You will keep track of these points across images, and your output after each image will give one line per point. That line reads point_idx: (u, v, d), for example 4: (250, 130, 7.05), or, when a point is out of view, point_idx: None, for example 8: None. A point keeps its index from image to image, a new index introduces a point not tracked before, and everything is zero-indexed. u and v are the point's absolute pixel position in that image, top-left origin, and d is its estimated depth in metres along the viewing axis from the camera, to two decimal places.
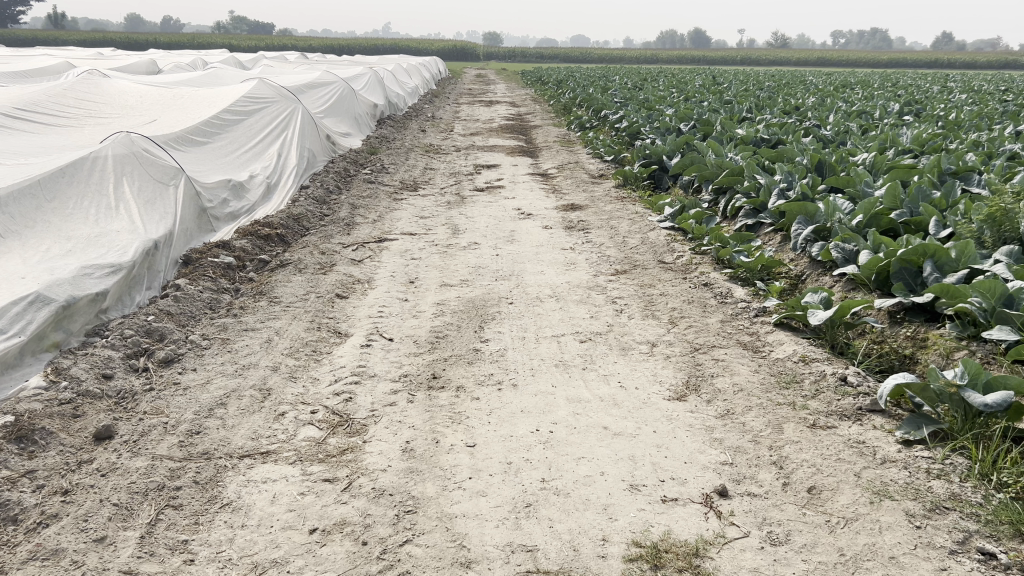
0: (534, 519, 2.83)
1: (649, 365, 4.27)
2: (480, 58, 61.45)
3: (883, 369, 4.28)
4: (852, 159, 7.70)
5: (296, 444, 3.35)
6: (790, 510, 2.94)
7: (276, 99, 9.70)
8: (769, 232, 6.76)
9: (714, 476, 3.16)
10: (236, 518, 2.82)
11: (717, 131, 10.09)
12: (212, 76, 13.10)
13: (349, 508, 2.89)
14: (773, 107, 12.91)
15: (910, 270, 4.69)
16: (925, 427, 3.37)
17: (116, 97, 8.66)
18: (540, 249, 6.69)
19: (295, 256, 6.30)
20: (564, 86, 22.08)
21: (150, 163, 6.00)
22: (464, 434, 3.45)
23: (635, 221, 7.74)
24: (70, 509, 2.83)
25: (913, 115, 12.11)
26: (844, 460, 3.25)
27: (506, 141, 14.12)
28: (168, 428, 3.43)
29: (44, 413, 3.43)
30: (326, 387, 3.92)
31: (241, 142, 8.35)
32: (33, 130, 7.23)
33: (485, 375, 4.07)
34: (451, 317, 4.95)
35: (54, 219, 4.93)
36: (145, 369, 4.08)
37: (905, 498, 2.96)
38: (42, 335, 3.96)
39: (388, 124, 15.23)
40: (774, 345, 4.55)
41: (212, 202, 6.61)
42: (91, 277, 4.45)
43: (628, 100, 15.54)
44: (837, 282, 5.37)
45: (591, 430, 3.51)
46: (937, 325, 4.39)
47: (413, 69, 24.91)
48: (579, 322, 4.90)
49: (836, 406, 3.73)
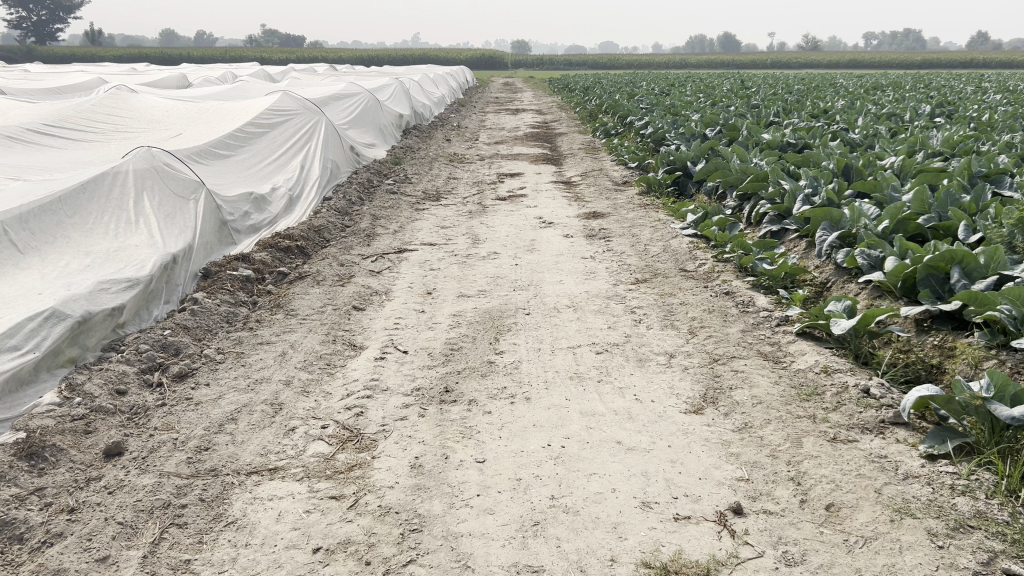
0: (542, 538, 2.77)
1: (666, 377, 4.19)
2: (508, 66, 61.61)
3: (909, 380, 4.16)
4: (880, 163, 7.56)
5: (304, 461, 3.32)
6: (807, 528, 2.84)
7: (300, 111, 9.74)
8: (793, 238, 6.64)
9: (729, 493, 3.07)
10: (241, 537, 2.79)
11: (742, 136, 9.97)
12: (239, 88, 13.23)
13: (354, 526, 2.85)
14: (801, 111, 12.74)
15: (937, 276, 4.57)
16: (950, 441, 3.26)
17: (142, 111, 8.74)
18: (559, 258, 6.62)
19: (314, 268, 6.31)
20: (591, 93, 22.00)
21: (170, 177, 6.03)
22: (474, 450, 3.40)
23: (657, 228, 7.65)
24: (75, 528, 2.82)
25: (945, 117, 11.87)
26: (865, 476, 3.15)
27: (531, 149, 14.08)
28: (178, 444, 3.42)
29: (56, 429, 3.44)
30: (338, 401, 3.89)
31: (264, 155, 8.39)
32: (58, 145, 7.30)
33: (498, 389, 4.01)
34: (467, 328, 4.91)
35: (74, 235, 4.97)
36: (159, 384, 4.08)
37: (928, 516, 2.85)
38: (58, 350, 3.97)
39: (413, 135, 15.27)
40: (795, 355, 4.44)
41: (233, 215, 6.63)
42: (108, 291, 4.47)
43: (654, 106, 15.43)
44: (862, 289, 5.25)
45: (604, 445, 3.45)
46: (965, 334, 4.25)
47: (440, 79, 25.05)
48: (596, 333, 4.83)
49: (857, 419, 3.63)
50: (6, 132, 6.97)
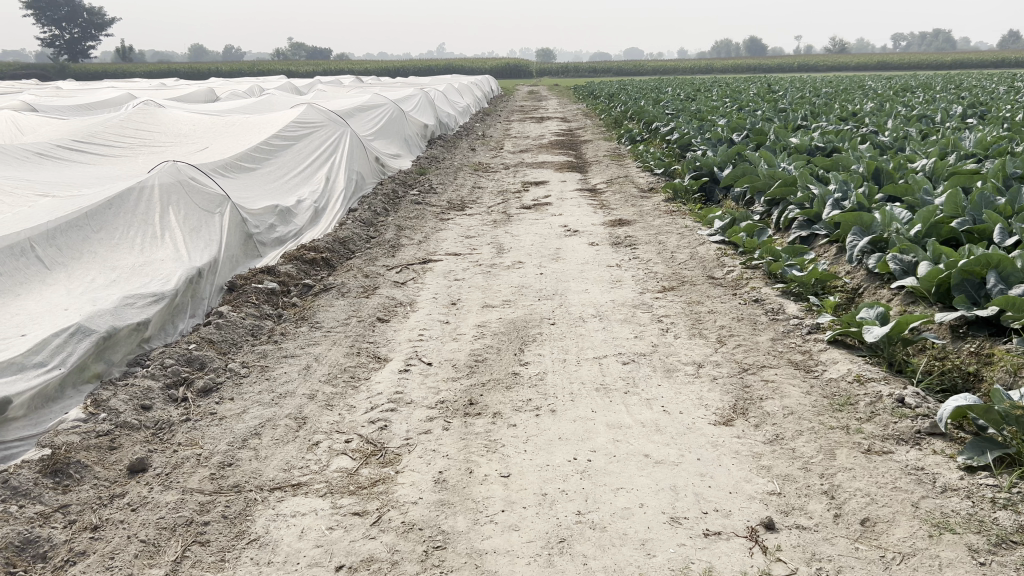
0: (568, 555, 2.71)
1: (695, 388, 4.11)
2: (534, 74, 61.76)
3: (945, 388, 4.05)
4: (911, 166, 7.42)
5: (328, 476, 3.29)
6: (842, 544, 2.76)
7: (325, 123, 9.77)
8: (823, 244, 6.53)
9: (760, 507, 2.99)
10: (263, 555, 2.77)
11: (770, 140, 9.85)
12: (266, 101, 13.35)
13: (377, 543, 2.81)
14: (830, 114, 12.57)
15: (972, 281, 4.46)
16: (990, 452, 3.15)
17: (170, 125, 8.81)
18: (585, 267, 6.56)
19: (339, 280, 6.30)
20: (617, 100, 21.91)
21: (196, 191, 6.05)
22: (499, 464, 3.34)
23: (684, 235, 7.57)
24: (98, 546, 2.82)
25: (977, 117, 11.65)
26: (901, 489, 3.05)
27: (557, 157, 14.02)
28: (201, 460, 3.41)
29: (81, 445, 3.44)
30: (361, 415, 3.86)
31: (289, 167, 8.42)
32: (86, 161, 7.36)
33: (523, 401, 3.96)
34: (492, 339, 4.86)
35: (100, 250, 5.00)
36: (184, 399, 4.07)
37: (968, 531, 2.75)
38: (83, 366, 3.98)
39: (438, 144, 15.30)
40: (827, 364, 4.34)
41: (258, 227, 6.65)
42: (133, 306, 4.48)
43: (680, 113, 15.32)
44: (895, 295, 5.14)
45: (632, 459, 3.38)
46: (1003, 340, 4.15)
47: (465, 89, 25.15)
48: (622, 343, 4.75)
49: (893, 429, 3.53)
50: (36, 149, 7.06)
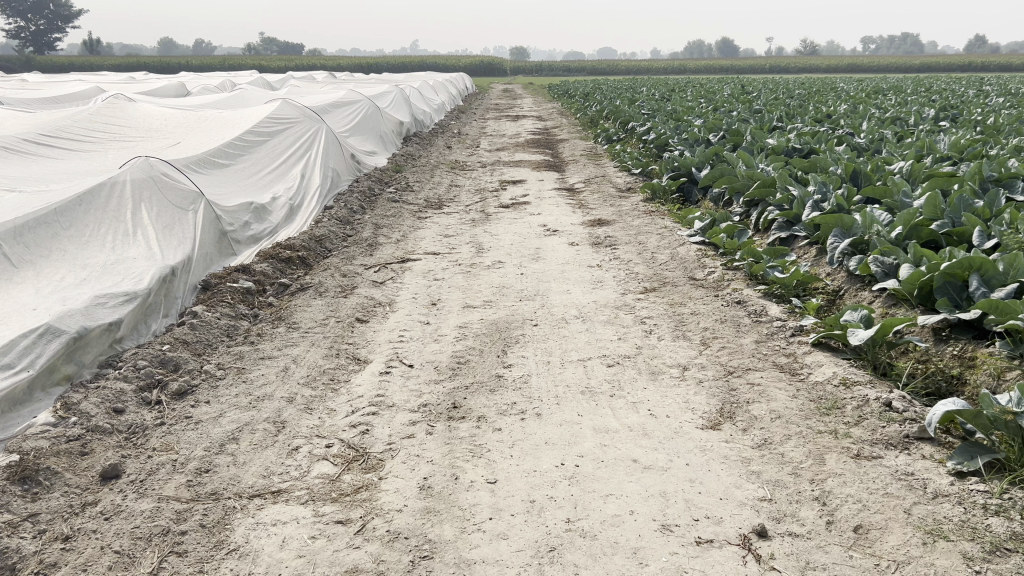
0: (559, 565, 2.65)
1: (681, 391, 4.06)
2: (507, 71, 61.75)
3: (929, 392, 4.04)
4: (888, 168, 7.45)
5: (309, 482, 3.20)
6: (836, 552, 2.72)
7: (300, 119, 9.63)
8: (803, 245, 6.53)
9: (752, 514, 2.94)
10: (243, 565, 2.67)
11: (746, 141, 9.86)
12: (239, 97, 13.12)
13: (362, 553, 2.73)
14: (805, 115, 12.64)
15: (954, 284, 4.46)
16: (980, 458, 3.14)
17: (140, 120, 8.62)
18: (566, 267, 6.51)
19: (316, 278, 6.19)
20: (591, 99, 21.93)
21: (169, 187, 5.90)
22: (485, 469, 3.28)
23: (664, 236, 7.53)
24: (70, 558, 2.70)
25: (949, 120, 11.77)
26: (893, 495, 3.02)
27: (534, 156, 13.95)
28: (177, 466, 3.30)
29: (51, 451, 3.31)
30: (342, 419, 3.76)
31: (264, 164, 8.26)
32: (54, 155, 7.17)
33: (508, 405, 3.89)
34: (474, 340, 4.79)
35: (70, 248, 4.85)
36: (158, 402, 3.95)
37: (962, 538, 2.73)
38: (52, 368, 3.85)
39: (413, 142, 15.18)
40: (813, 367, 4.31)
41: (232, 225, 6.51)
42: (105, 306, 4.35)
43: (656, 113, 15.35)
44: (877, 298, 5.14)
45: (620, 464, 3.32)
46: (985, 343, 4.15)
47: (441, 86, 25.09)
48: (606, 345, 4.70)
49: (881, 434, 3.50)
50: (3, 142, 6.85)
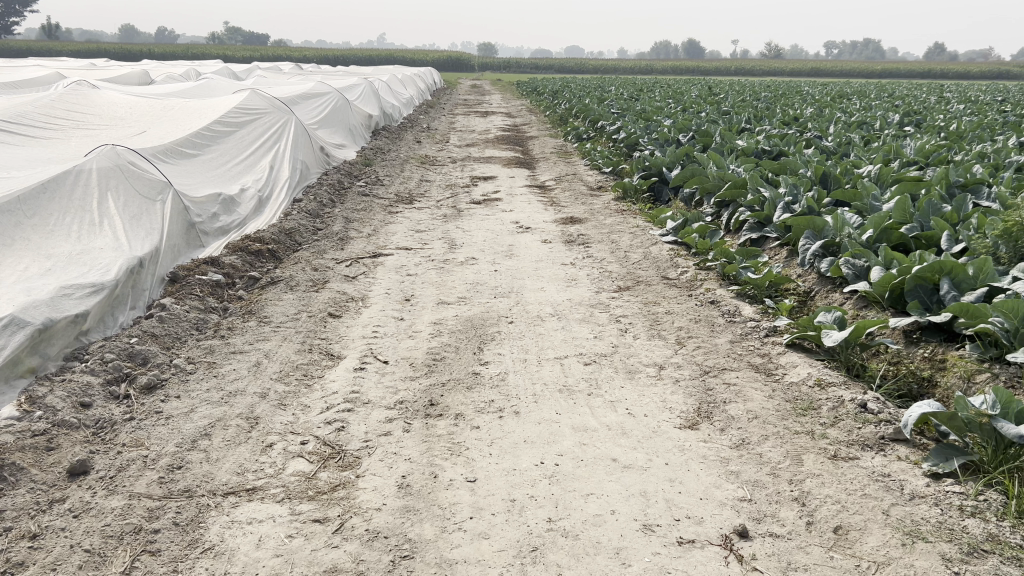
0: (541, 565, 2.62)
1: (658, 391, 4.05)
2: (474, 67, 61.40)
3: (901, 394, 4.09)
4: (857, 171, 7.53)
5: (284, 480, 3.13)
6: (817, 553, 2.73)
7: (268, 110, 9.47)
8: (774, 246, 6.58)
9: (732, 514, 2.94)
10: (219, 564, 2.61)
11: (717, 142, 9.92)
12: (205, 86, 12.89)
13: (341, 552, 2.68)
14: (773, 117, 12.75)
15: (925, 287, 4.51)
16: (955, 460, 3.18)
17: (104, 108, 8.43)
18: (539, 264, 6.49)
19: (286, 272, 6.10)
20: (562, 97, 21.92)
21: (136, 176, 5.77)
22: (464, 468, 3.24)
23: (637, 235, 7.54)
24: (38, 556, 2.62)
25: (913, 126, 11.95)
26: (871, 496, 3.04)
27: (504, 152, 13.90)
28: (148, 463, 3.22)
29: (16, 446, 3.21)
30: (317, 416, 3.70)
31: (232, 154, 8.12)
32: (16, 141, 6.97)
33: (486, 402, 3.86)
34: (449, 337, 4.74)
35: (33, 237, 4.71)
36: (126, 396, 3.86)
37: (940, 539, 2.75)
38: (16, 360, 3.73)
39: (383, 135, 15.06)
40: (788, 367, 4.33)
41: (200, 216, 6.38)
42: (71, 297, 4.23)
43: (626, 112, 15.40)
44: (848, 299, 5.19)
45: (599, 463, 3.31)
46: (956, 346, 4.20)
47: (410, 81, 24.94)
48: (582, 343, 4.69)
49: (857, 435, 3.53)
50: None
